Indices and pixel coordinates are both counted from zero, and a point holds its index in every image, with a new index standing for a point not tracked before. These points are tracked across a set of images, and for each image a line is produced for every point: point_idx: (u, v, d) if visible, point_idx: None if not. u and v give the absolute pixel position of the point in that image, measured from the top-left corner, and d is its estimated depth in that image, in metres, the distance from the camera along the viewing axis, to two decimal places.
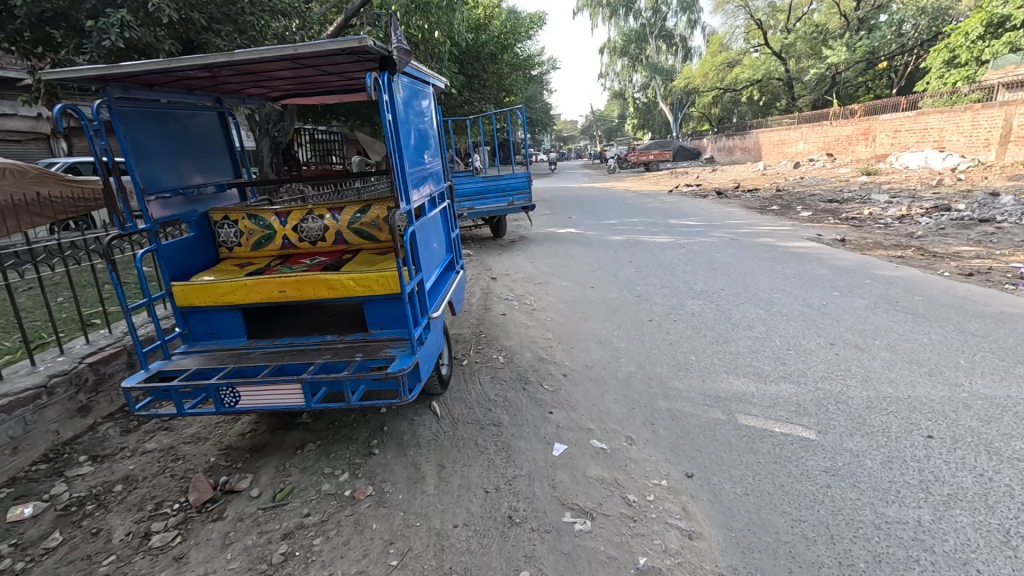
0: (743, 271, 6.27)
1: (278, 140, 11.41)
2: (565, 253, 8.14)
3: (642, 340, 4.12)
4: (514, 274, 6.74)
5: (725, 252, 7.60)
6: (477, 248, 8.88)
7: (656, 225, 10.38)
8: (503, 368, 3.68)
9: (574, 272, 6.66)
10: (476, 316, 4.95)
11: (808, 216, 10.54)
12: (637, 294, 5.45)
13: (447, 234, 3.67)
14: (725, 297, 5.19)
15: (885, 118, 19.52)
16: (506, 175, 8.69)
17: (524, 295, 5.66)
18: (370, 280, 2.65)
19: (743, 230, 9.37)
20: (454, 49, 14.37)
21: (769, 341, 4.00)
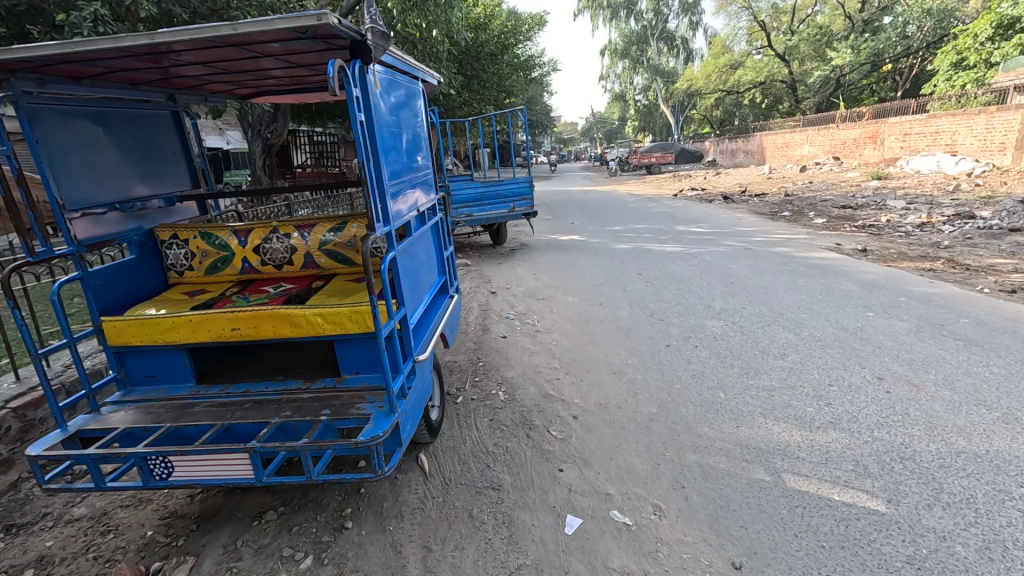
0: (763, 285, 5.78)
1: (271, 142, 10.93)
2: (569, 262, 7.67)
3: (661, 372, 3.64)
4: (515, 287, 6.27)
5: (741, 263, 7.12)
6: (476, 256, 8.40)
7: (664, 232, 9.90)
8: (503, 407, 3.20)
9: (580, 285, 6.19)
10: (474, 339, 4.46)
11: (822, 223, 10.06)
12: (651, 313, 4.97)
13: (439, 255, 3.19)
14: (749, 317, 4.71)
15: (894, 121, 19.06)
16: (507, 181, 8.23)
17: (527, 313, 5.19)
18: (342, 316, 2.18)
19: (756, 238, 8.89)
20: (453, 48, 13.89)
21: (806, 373, 3.52)
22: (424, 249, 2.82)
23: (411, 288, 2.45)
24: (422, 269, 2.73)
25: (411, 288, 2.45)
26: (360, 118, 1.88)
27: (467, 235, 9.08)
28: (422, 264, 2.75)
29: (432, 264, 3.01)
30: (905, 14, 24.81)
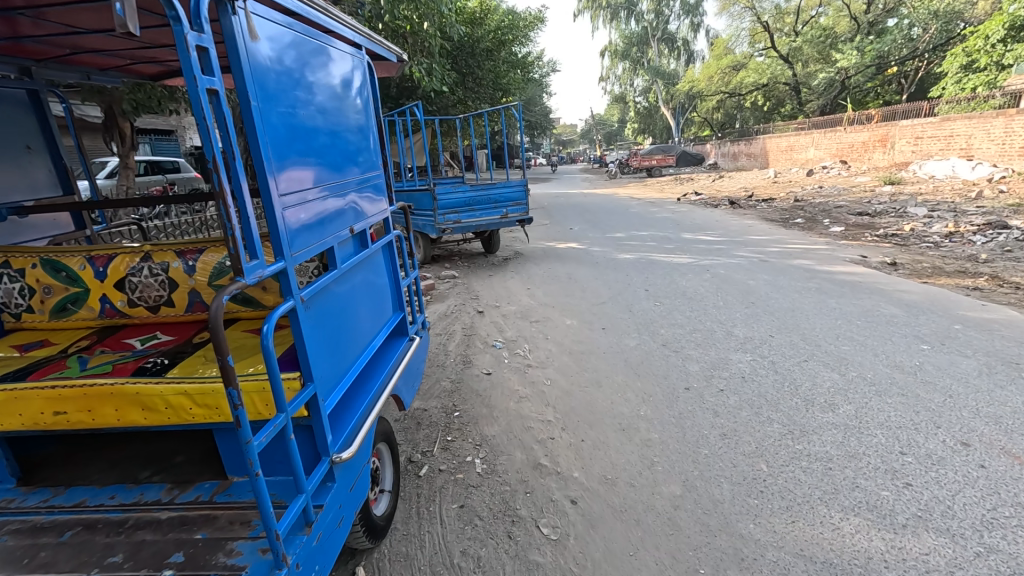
0: (789, 306, 5.06)
1: None
2: (568, 275, 6.93)
3: (680, 429, 2.89)
4: (506, 305, 5.52)
5: (758, 277, 6.38)
6: (465, 266, 7.65)
7: (671, 241, 9.14)
8: (479, 486, 2.44)
9: (579, 304, 5.44)
10: (452, 378, 3.69)
11: (840, 232, 9.34)
12: (663, 342, 4.22)
13: (392, 279, 2.46)
14: (780, 350, 3.97)
15: (905, 124, 18.37)
16: (498, 185, 7.46)
17: (517, 340, 4.44)
18: (219, 400, 1.42)
19: (771, 248, 8.17)
20: (445, 43, 13.17)
21: (866, 434, 2.77)
22: (364, 277, 2.08)
23: (338, 341, 1.72)
24: (359, 306, 2.01)
25: (338, 341, 1.73)
26: (208, 86, 1.13)
27: (457, 242, 8.34)
28: (359, 299, 2.02)
29: (378, 294, 2.28)
30: (912, 15, 24.21)
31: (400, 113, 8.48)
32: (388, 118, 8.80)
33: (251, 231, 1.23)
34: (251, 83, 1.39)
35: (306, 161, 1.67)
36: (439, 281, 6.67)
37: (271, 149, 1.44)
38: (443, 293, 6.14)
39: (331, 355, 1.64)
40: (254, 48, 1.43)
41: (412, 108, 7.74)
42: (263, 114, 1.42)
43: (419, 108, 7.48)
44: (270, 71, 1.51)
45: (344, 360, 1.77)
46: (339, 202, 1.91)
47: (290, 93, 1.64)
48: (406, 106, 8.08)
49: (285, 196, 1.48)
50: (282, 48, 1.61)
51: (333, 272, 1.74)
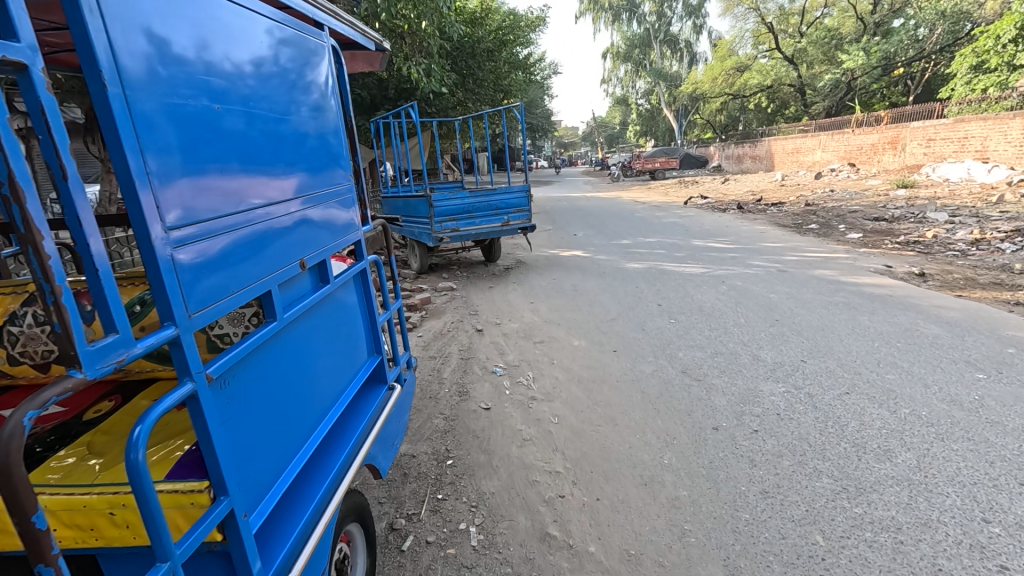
0: (817, 324, 4.62)
1: None
2: (573, 287, 6.48)
3: (714, 486, 2.45)
4: (507, 322, 5.09)
5: (778, 289, 5.94)
6: (463, 277, 7.22)
7: (680, 249, 8.69)
8: (474, 567, 2.01)
9: (588, 321, 5.00)
10: (445, 413, 3.26)
11: (858, 239, 8.90)
12: (683, 369, 3.78)
13: (366, 317, 2.04)
14: (816, 379, 3.53)
15: (916, 125, 17.93)
16: (498, 191, 7.06)
17: (520, 364, 4.00)
18: (93, 518, 1.04)
19: (788, 257, 7.74)
20: (444, 43, 12.75)
21: (936, 493, 2.33)
22: (324, 318, 1.68)
23: (273, 410, 1.31)
24: (315, 356, 1.59)
25: (274, 407, 1.33)
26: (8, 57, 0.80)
27: (455, 250, 7.92)
28: (315, 347, 1.60)
29: (347, 336, 1.84)
30: (919, 15, 23.75)
31: (392, 115, 7.99)
32: (379, 121, 8.27)
33: (97, 277, 0.89)
34: (159, 73, 1.07)
35: (239, 169, 1.29)
36: (435, 294, 6.24)
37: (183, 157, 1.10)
38: (441, 307, 5.71)
39: (257, 433, 1.23)
40: (169, 28, 1.11)
41: (406, 110, 7.26)
42: (175, 113, 1.09)
43: (413, 109, 7.01)
44: (195, 60, 1.18)
45: (284, 433, 1.36)
46: (295, 220, 1.54)
47: (206, 81, 1.21)
48: (398, 108, 7.60)
49: (201, 215, 1.13)
50: (222, 33, 1.29)
51: (273, 320, 1.35)
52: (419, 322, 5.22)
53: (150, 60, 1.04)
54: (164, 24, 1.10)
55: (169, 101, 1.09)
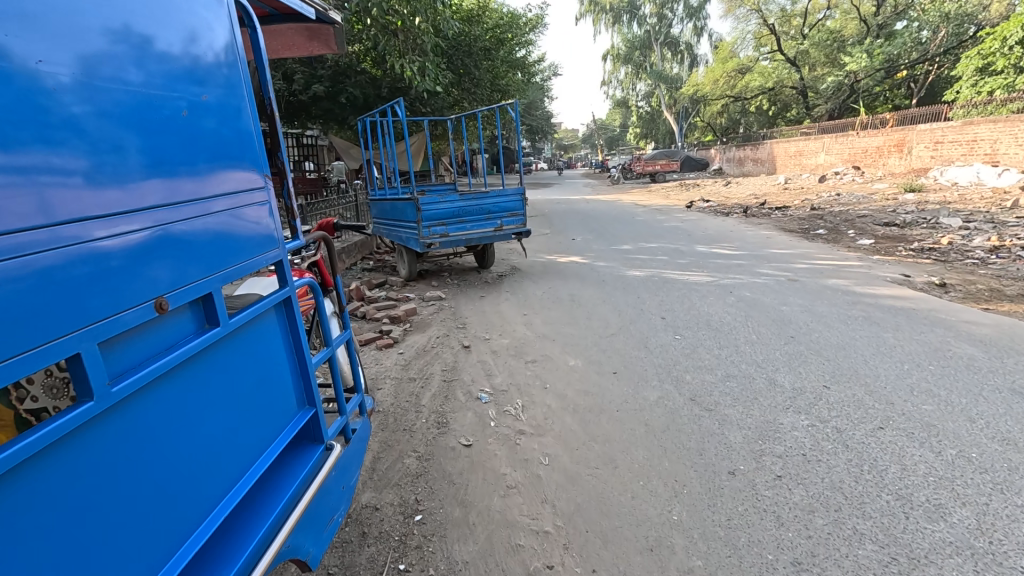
0: (837, 342, 4.21)
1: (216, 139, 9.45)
2: (570, 296, 6.08)
3: (735, 554, 2.03)
4: (497, 336, 4.68)
5: (791, 300, 5.53)
6: (453, 285, 6.82)
7: (683, 255, 8.29)
8: None
9: (586, 337, 4.58)
10: (420, 450, 2.84)
11: (869, 246, 8.50)
12: (692, 397, 3.36)
13: (291, 364, 1.63)
14: (844, 410, 3.11)
15: (922, 128, 17.57)
16: (491, 194, 6.63)
17: (509, 388, 3.59)
18: None
19: (798, 265, 7.34)
20: (440, 41, 12.35)
21: (1005, 567, 1.91)
22: (212, 374, 1.28)
23: (107, 504, 0.97)
24: (192, 428, 1.20)
25: (115, 493, 0.99)
26: None
27: (446, 256, 7.52)
28: (192, 416, 1.21)
29: (256, 389, 1.45)
30: (923, 17, 23.41)
31: (379, 113, 7.56)
32: (366, 120, 7.82)
33: None
34: (118, 70, 1.06)
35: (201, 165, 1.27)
36: (422, 304, 5.84)
37: (144, 158, 1.11)
38: (427, 318, 5.31)
39: (85, 525, 0.92)
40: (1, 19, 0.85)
41: (393, 108, 6.83)
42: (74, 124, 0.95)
43: (400, 107, 6.57)
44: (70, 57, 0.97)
45: (126, 534, 1.00)
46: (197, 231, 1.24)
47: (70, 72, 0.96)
48: (385, 106, 7.16)
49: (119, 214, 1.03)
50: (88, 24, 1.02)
51: (87, 401, 0.95)
52: (403, 336, 4.81)
53: (108, 57, 1.04)
54: (143, 24, 1.15)
55: (120, 100, 1.06)
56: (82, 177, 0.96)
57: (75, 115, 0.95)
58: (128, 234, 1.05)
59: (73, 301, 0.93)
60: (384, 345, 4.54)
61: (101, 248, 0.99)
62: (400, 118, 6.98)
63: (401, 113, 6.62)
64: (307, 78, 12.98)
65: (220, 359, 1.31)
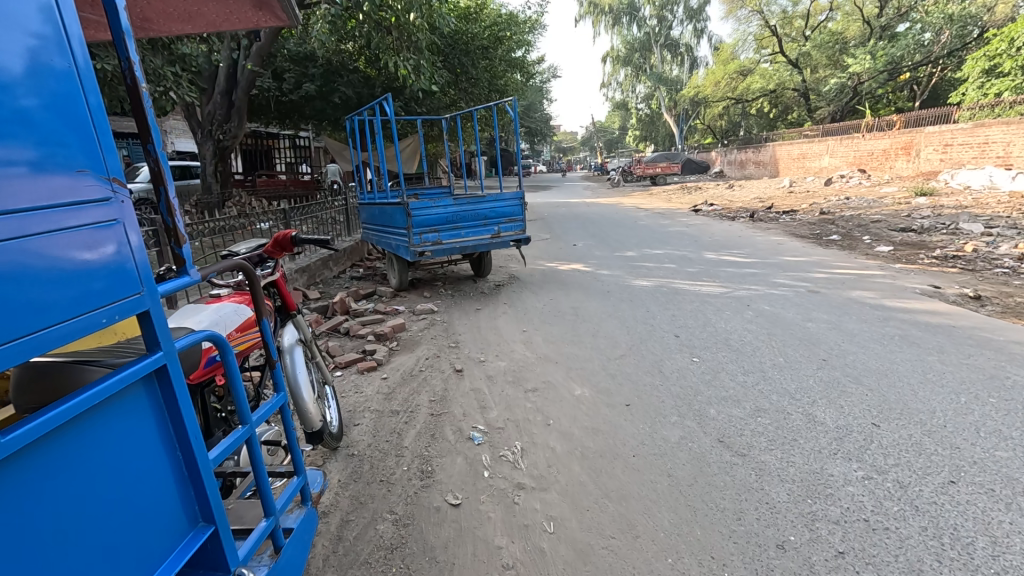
0: (877, 367, 3.71)
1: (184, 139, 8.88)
2: (573, 308, 5.59)
3: None
4: (493, 357, 4.20)
5: (815, 315, 5.04)
6: (446, 296, 6.33)
7: (692, 263, 7.81)
8: None
9: (593, 359, 4.09)
10: (398, 511, 2.35)
11: (888, 253, 8.02)
12: (720, 438, 2.88)
13: (172, 466, 1.16)
14: (901, 457, 2.63)
15: (930, 130, 17.15)
16: (487, 198, 6.15)
17: (506, 424, 3.10)
18: None
19: (815, 274, 6.86)
20: (434, 39, 11.93)
21: None
22: (45, 495, 0.89)
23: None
24: (88, 520, 0.95)
25: (33, 552, 0.86)
26: None
27: (440, 264, 7.04)
28: None
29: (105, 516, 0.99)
30: (926, 19, 23.07)
31: (369, 111, 7.07)
32: (355, 119, 7.34)
33: None
34: (45, 40, 0.96)
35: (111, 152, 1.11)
36: (411, 318, 5.36)
37: (84, 145, 1.03)
38: (416, 335, 4.82)
39: None
40: None
41: (381, 105, 6.35)
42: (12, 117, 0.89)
43: (388, 104, 6.10)
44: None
45: None
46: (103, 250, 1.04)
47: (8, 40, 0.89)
48: (373, 103, 6.68)
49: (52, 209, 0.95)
50: None
51: None
52: (389, 357, 4.32)
53: (40, 33, 0.95)
54: None
55: (56, 79, 0.97)
56: (27, 168, 0.91)
57: (22, 109, 0.91)
58: (63, 227, 0.96)
59: (14, 299, 0.87)
60: (366, 368, 4.04)
61: (38, 244, 0.92)
62: (389, 117, 6.50)
63: (389, 111, 6.15)
64: (299, 77, 12.55)
65: (80, 454, 0.95)
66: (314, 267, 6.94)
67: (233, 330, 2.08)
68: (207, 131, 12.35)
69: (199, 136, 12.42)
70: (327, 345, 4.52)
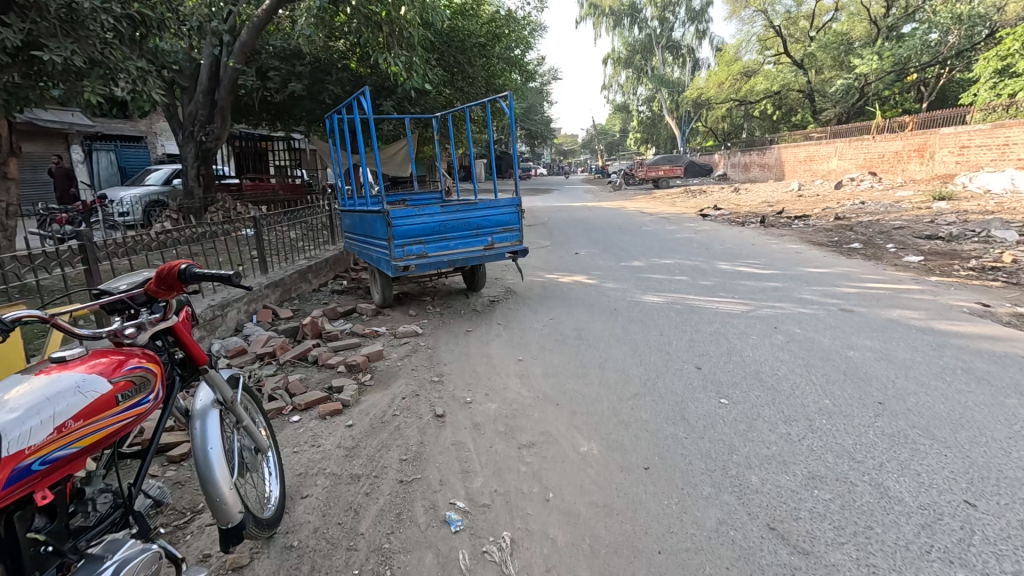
0: (949, 414, 3.04)
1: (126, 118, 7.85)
2: (576, 330, 4.95)
3: None
4: (482, 397, 3.53)
5: (854, 340, 4.38)
6: (433, 314, 5.68)
7: (706, 275, 7.15)
8: None
9: (602, 401, 3.42)
10: None
11: (919, 264, 7.35)
12: (770, 523, 2.21)
13: None
14: (1019, 558, 1.97)
15: (946, 131, 16.46)
16: (478, 204, 5.48)
17: (494, 500, 2.43)
18: None
19: (844, 288, 6.18)
20: (428, 34, 11.36)
21: None
22: None
23: None
24: None
25: None
26: None
27: (429, 279, 6.41)
28: None
29: None
30: (933, 19, 22.49)
31: (348, 108, 6.42)
32: (334, 117, 6.70)
33: None
34: None
35: None
36: (392, 343, 4.72)
37: None
38: (395, 365, 4.16)
39: None
40: None
41: (358, 100, 5.70)
42: None
43: (364, 98, 5.44)
44: None
45: None
46: None
47: None
48: (351, 99, 6.04)
49: None
50: None
51: None
52: (359, 395, 3.67)
53: None
54: None
55: None
56: None
57: None
58: None
59: None
60: (329, 411, 3.39)
61: None
62: (367, 114, 5.84)
63: (367, 106, 5.49)
64: (286, 77, 11.77)
65: None
66: (290, 281, 6.30)
67: (68, 419, 1.33)
68: (189, 133, 11.72)
69: (181, 138, 11.80)
70: (290, 379, 3.87)
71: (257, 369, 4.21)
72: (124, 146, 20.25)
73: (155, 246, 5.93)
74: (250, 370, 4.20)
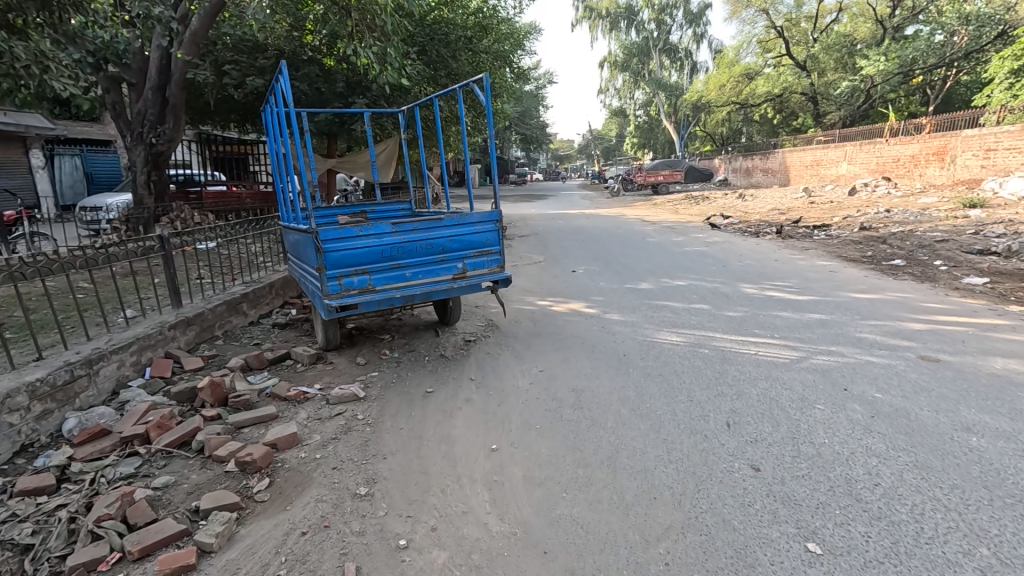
0: None
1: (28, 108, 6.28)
2: (575, 391, 3.64)
3: None
4: (425, 539, 2.22)
5: (963, 412, 3.12)
6: (388, 362, 4.37)
7: (732, 302, 5.90)
8: None
9: (615, 548, 2.13)
10: None
11: (984, 288, 6.10)
12: None
13: None
14: None
15: (967, 134, 15.28)
16: (443, 221, 4.18)
17: None
18: None
19: (909, 323, 4.92)
20: (405, 22, 10.10)
21: None
22: None
23: None
24: None
25: None
26: None
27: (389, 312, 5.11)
28: None
29: None
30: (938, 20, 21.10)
31: (275, 97, 5.10)
32: (268, 108, 5.42)
33: None
34: None
35: None
36: (318, 416, 3.40)
37: None
38: (309, 462, 2.84)
39: None
40: None
41: (281, 84, 4.41)
42: None
43: (285, 76, 4.15)
44: None
45: None
46: None
47: None
48: (275, 84, 4.73)
49: None
50: None
51: None
52: (238, 526, 2.36)
53: None
54: None
55: None
56: None
57: None
58: None
59: None
60: (172, 570, 2.08)
61: None
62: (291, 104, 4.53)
63: (288, 88, 4.23)
64: (244, 71, 10.54)
65: None
66: (213, 316, 4.99)
67: None
68: (138, 134, 10.38)
69: (129, 141, 10.44)
70: (141, 491, 2.55)
71: (111, 464, 2.90)
72: (92, 151, 18.70)
73: (78, 264, 4.63)
74: (100, 468, 2.88)
